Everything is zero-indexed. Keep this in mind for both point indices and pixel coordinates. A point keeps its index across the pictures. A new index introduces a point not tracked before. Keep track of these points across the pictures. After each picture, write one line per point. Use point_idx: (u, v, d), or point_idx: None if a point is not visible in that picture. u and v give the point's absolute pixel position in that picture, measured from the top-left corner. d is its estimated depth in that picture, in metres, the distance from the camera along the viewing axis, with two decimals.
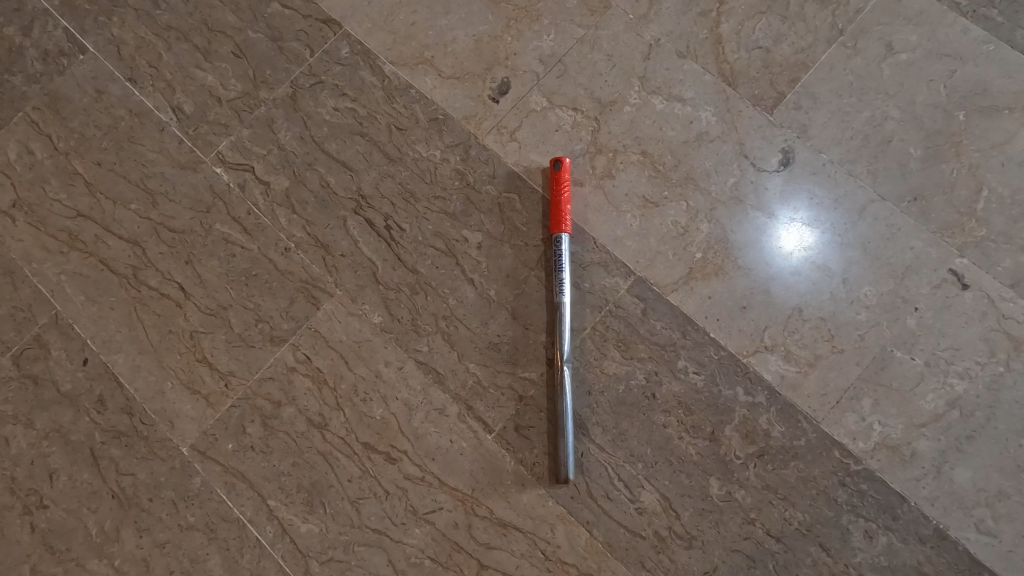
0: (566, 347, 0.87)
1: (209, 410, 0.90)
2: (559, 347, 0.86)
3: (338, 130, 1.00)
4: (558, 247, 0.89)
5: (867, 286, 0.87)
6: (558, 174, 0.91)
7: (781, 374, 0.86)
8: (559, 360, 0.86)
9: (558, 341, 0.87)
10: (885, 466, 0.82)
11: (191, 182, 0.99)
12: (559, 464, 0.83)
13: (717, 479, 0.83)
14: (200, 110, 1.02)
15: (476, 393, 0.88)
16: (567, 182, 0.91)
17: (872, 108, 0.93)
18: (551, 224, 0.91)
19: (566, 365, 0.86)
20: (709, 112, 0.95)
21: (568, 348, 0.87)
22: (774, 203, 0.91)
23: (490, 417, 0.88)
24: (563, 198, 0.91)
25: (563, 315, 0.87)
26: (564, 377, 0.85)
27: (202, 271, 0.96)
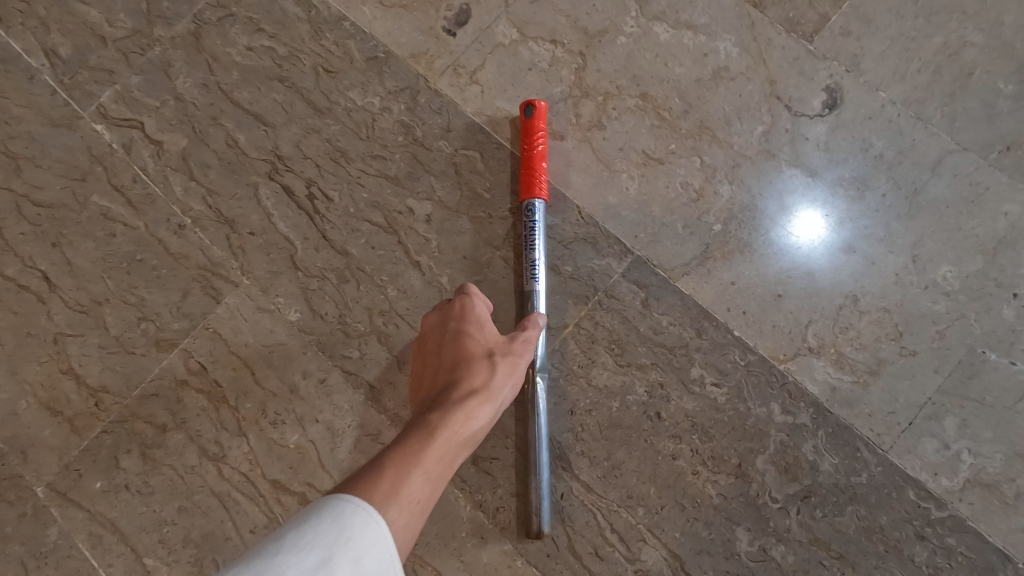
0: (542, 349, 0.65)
1: (73, 438, 0.69)
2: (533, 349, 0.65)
3: (251, 75, 0.78)
4: (530, 217, 0.67)
5: (945, 264, 0.65)
6: (530, 120, 0.69)
7: (831, 386, 0.63)
8: (532, 368, 0.64)
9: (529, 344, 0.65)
10: (980, 512, 0.60)
11: (64, 143, 0.77)
12: (532, 511, 0.62)
13: (747, 530, 0.61)
14: (79, 53, 0.80)
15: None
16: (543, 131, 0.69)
17: (945, 32, 0.70)
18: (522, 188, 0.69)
19: (540, 375, 0.64)
20: (729, 42, 0.72)
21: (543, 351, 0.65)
22: (817, 158, 0.69)
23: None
24: (538, 154, 0.69)
25: (537, 308, 0.66)
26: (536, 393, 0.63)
27: (74, 256, 0.74)
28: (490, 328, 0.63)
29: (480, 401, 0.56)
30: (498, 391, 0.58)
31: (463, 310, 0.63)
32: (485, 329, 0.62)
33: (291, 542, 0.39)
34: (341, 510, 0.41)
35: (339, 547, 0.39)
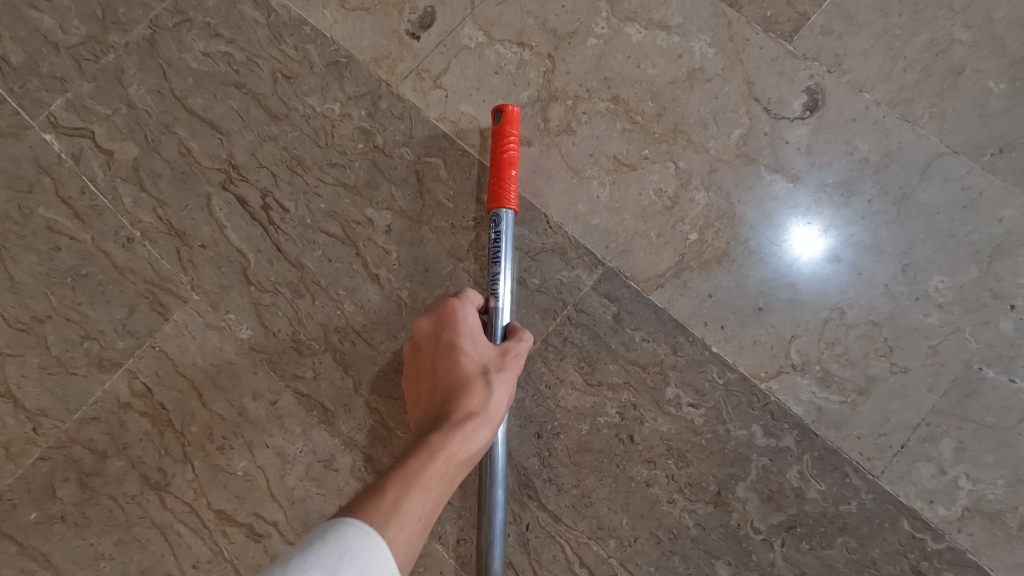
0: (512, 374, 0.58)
1: (7, 466, 0.64)
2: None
3: (206, 82, 0.74)
4: (495, 227, 0.63)
5: (937, 274, 0.61)
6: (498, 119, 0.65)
7: (816, 407, 0.59)
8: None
9: None
10: (981, 544, 0.55)
11: (10, 152, 0.74)
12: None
13: (727, 565, 0.57)
14: (30, 60, 0.77)
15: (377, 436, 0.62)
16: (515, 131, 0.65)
17: (933, 29, 0.66)
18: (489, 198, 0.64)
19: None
20: (705, 42, 0.69)
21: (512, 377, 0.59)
22: (799, 163, 0.65)
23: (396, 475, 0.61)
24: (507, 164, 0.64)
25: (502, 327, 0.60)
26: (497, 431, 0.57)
27: (15, 271, 0.70)
28: (485, 341, 0.57)
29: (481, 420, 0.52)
30: (497, 412, 0.52)
31: (457, 320, 0.57)
32: (480, 342, 0.56)
33: (295, 564, 0.33)
34: (347, 527, 0.36)
35: (343, 564, 0.34)
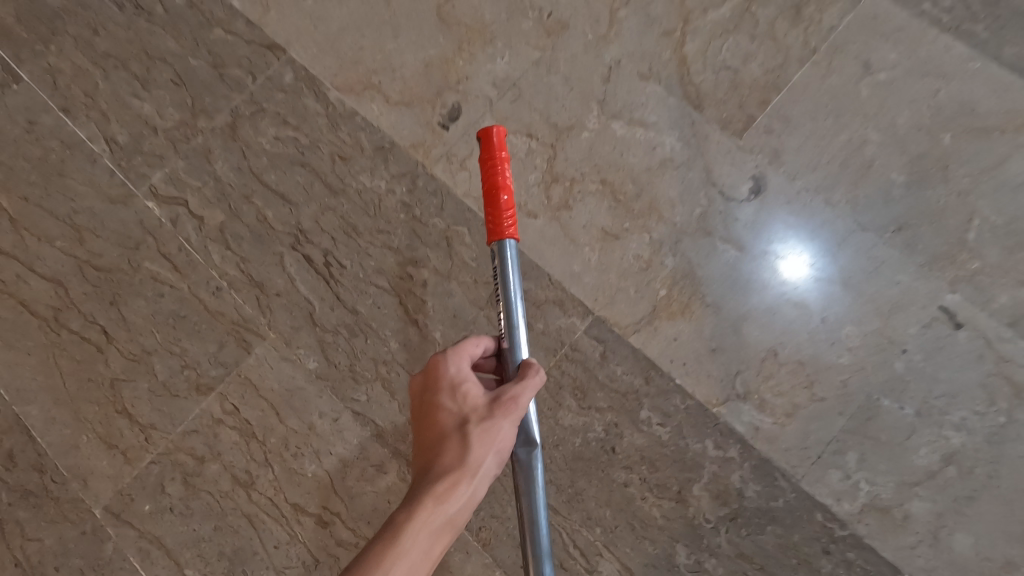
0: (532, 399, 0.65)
1: (126, 468, 0.82)
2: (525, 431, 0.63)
3: (277, 161, 0.93)
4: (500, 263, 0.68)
5: (848, 324, 0.79)
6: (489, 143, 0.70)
7: (754, 426, 0.77)
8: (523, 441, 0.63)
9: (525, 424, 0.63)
10: (875, 531, 0.72)
11: (120, 217, 0.93)
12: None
13: (685, 547, 0.75)
14: (134, 141, 0.96)
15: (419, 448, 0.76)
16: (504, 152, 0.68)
17: (849, 131, 0.86)
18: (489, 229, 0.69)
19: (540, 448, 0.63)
20: (673, 137, 0.88)
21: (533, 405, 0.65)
22: (745, 236, 0.83)
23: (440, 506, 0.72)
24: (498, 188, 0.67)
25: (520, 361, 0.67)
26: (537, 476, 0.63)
27: (127, 313, 0.89)
28: (468, 394, 0.62)
29: (454, 481, 0.58)
30: (474, 468, 0.58)
31: (438, 379, 0.63)
32: (463, 396, 0.62)
33: None
34: None
35: None
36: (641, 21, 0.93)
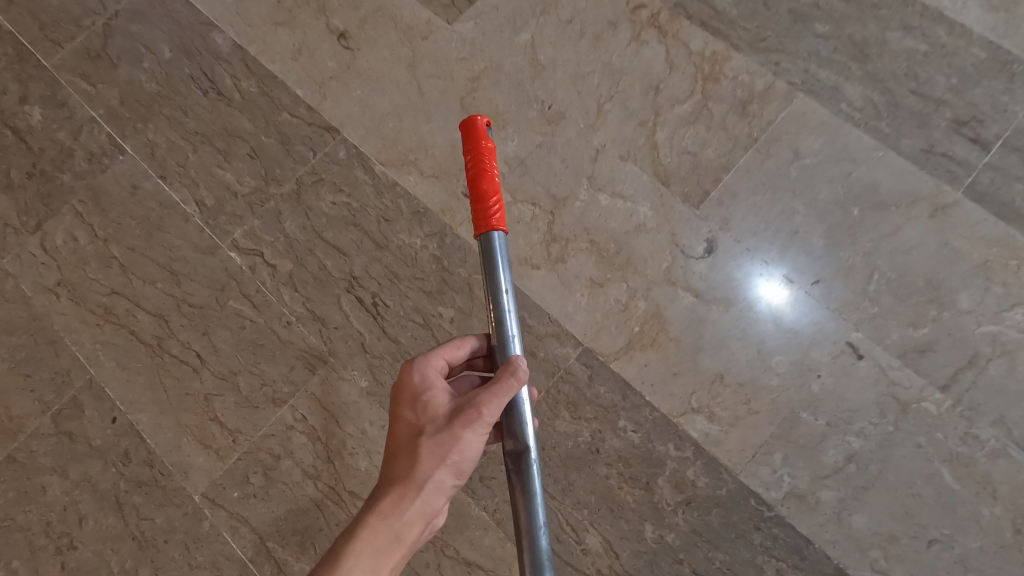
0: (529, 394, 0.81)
1: (218, 463, 1.06)
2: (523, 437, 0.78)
3: (334, 221, 1.18)
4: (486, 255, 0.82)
5: (777, 355, 1.03)
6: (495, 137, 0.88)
7: (705, 433, 1.00)
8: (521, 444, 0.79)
9: (523, 438, 0.78)
10: (794, 512, 0.96)
11: (209, 264, 1.17)
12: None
13: (652, 524, 0.98)
14: (219, 203, 1.21)
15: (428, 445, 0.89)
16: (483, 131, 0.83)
17: (782, 204, 1.11)
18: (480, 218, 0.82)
19: (531, 452, 0.79)
20: (647, 206, 1.13)
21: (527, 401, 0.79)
22: (701, 285, 1.08)
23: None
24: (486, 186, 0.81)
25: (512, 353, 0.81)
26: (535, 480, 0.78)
27: (217, 341, 1.13)
28: (427, 409, 0.74)
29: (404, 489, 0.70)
30: (421, 478, 0.70)
31: (407, 398, 0.76)
32: (422, 413, 0.74)
33: None
34: None
35: None
36: (622, 114, 1.19)
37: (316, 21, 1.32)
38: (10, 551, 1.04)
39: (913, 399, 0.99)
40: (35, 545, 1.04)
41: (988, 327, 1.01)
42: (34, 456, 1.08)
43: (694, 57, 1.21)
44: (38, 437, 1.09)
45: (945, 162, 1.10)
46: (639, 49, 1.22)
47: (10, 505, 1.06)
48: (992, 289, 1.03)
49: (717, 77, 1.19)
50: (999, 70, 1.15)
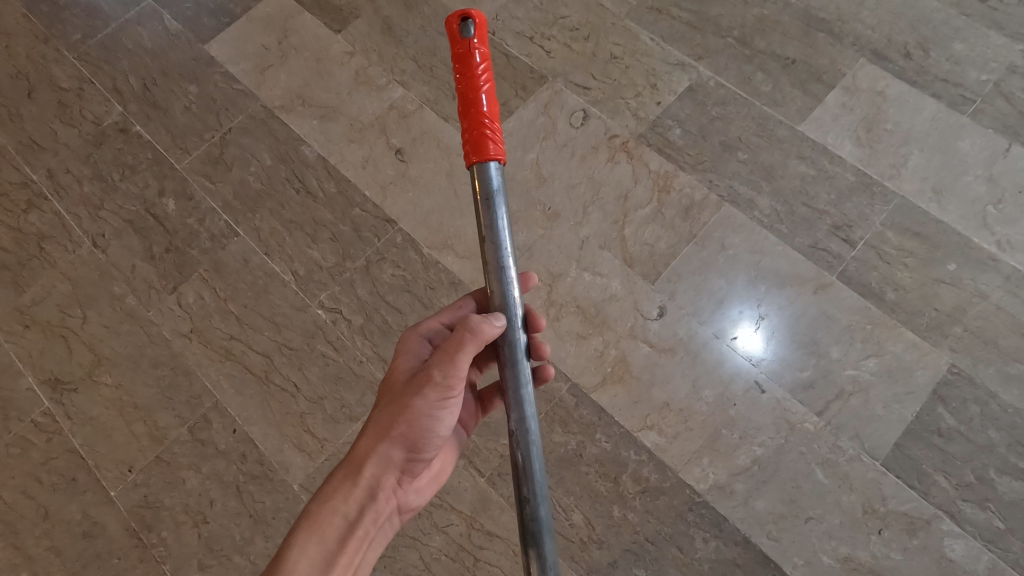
0: (525, 358, 1.13)
1: (311, 462, 1.48)
2: (524, 410, 1.12)
3: (393, 287, 1.63)
4: (492, 200, 1.09)
5: (706, 388, 1.48)
6: (480, 36, 1.10)
7: (656, 443, 1.44)
8: (522, 419, 1.12)
9: (522, 403, 1.11)
10: (715, 498, 1.39)
11: (302, 317, 1.62)
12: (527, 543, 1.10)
13: (618, 506, 1.40)
14: (309, 273, 1.67)
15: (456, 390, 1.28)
16: (457, 42, 1.09)
17: (711, 281, 1.58)
18: (474, 143, 1.09)
19: (529, 413, 1.12)
20: (617, 282, 1.59)
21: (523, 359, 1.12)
22: (654, 337, 1.53)
23: (421, 481, 1.17)
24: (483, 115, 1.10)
25: (514, 311, 1.11)
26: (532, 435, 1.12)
27: (308, 373, 1.56)
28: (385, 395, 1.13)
29: (355, 462, 1.06)
30: (366, 452, 1.07)
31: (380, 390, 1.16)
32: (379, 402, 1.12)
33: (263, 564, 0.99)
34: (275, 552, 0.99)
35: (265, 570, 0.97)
36: (600, 215, 1.66)
37: (379, 140, 1.81)
38: (160, 524, 1.45)
39: (798, 420, 1.43)
40: (178, 520, 1.45)
41: (850, 371, 1.46)
42: (176, 456, 1.50)
43: (652, 174, 1.70)
44: (178, 442, 1.51)
45: (825, 255, 1.58)
46: (613, 167, 1.71)
47: (159, 491, 1.47)
48: (854, 344, 1.49)
49: (668, 189, 1.68)
50: (864, 190, 1.64)
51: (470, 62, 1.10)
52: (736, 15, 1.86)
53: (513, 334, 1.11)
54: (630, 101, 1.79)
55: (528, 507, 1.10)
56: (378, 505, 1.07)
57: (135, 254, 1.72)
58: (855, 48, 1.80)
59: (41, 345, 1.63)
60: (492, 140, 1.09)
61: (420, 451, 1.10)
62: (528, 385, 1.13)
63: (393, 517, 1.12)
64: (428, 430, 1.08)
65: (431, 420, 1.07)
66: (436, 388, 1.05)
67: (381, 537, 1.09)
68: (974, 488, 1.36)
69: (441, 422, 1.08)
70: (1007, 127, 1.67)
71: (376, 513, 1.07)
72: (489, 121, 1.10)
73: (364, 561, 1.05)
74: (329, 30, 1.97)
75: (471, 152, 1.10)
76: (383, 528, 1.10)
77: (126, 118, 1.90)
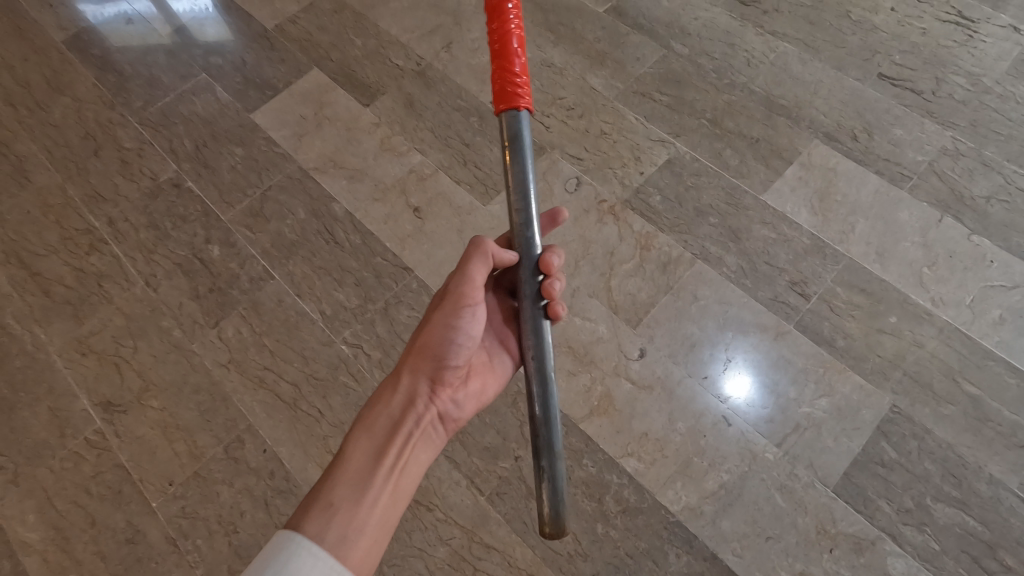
0: (540, 296, 1.35)
1: None
2: (540, 338, 1.36)
3: (409, 327, 1.87)
4: (517, 146, 1.30)
5: (680, 420, 1.69)
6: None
7: (635, 468, 1.64)
8: (538, 344, 1.36)
9: (540, 343, 1.36)
10: (687, 518, 1.58)
11: (328, 351, 1.85)
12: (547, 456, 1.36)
13: (602, 524, 1.59)
14: (335, 312, 1.91)
15: (496, 321, 1.45)
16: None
17: (685, 326, 1.82)
18: (509, 95, 1.29)
19: (546, 348, 1.36)
20: (604, 326, 1.83)
21: (532, 297, 1.34)
22: (636, 375, 1.76)
23: (462, 394, 1.35)
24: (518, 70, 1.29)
25: (532, 249, 1.34)
26: (549, 372, 1.36)
27: (332, 401, 1.78)
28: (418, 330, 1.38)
29: (394, 379, 1.31)
30: (402, 369, 1.31)
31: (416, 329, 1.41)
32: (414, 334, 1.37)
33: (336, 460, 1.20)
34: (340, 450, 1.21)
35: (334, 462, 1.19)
36: (590, 268, 1.92)
37: (400, 199, 2.09)
38: (195, 533, 1.63)
39: (760, 449, 1.64)
40: (211, 529, 1.63)
41: (805, 408, 1.68)
42: (212, 472, 1.70)
43: (635, 234, 1.96)
44: (214, 460, 1.71)
45: (783, 307, 1.82)
46: (602, 227, 1.98)
47: (196, 503, 1.66)
48: (809, 385, 1.71)
49: (649, 247, 1.94)
50: (818, 252, 1.90)
51: (508, 22, 1.29)
52: (709, 100, 2.18)
53: (528, 271, 1.34)
54: (617, 171, 2.08)
55: (545, 428, 1.36)
56: (417, 409, 1.28)
57: (183, 293, 1.96)
58: (810, 130, 2.10)
59: (96, 371, 1.85)
60: (524, 95, 1.29)
61: (447, 359, 1.30)
62: (545, 320, 1.36)
63: (438, 423, 1.31)
64: (448, 338, 1.28)
65: (452, 327, 1.28)
66: (450, 298, 1.27)
67: (428, 438, 1.28)
68: (912, 513, 1.56)
69: (463, 328, 1.28)
70: (939, 201, 1.95)
71: (418, 415, 1.27)
72: (520, 77, 1.29)
73: (414, 456, 1.24)
74: (360, 104, 2.28)
75: (500, 103, 1.30)
76: (429, 431, 1.28)
77: (180, 175, 2.19)
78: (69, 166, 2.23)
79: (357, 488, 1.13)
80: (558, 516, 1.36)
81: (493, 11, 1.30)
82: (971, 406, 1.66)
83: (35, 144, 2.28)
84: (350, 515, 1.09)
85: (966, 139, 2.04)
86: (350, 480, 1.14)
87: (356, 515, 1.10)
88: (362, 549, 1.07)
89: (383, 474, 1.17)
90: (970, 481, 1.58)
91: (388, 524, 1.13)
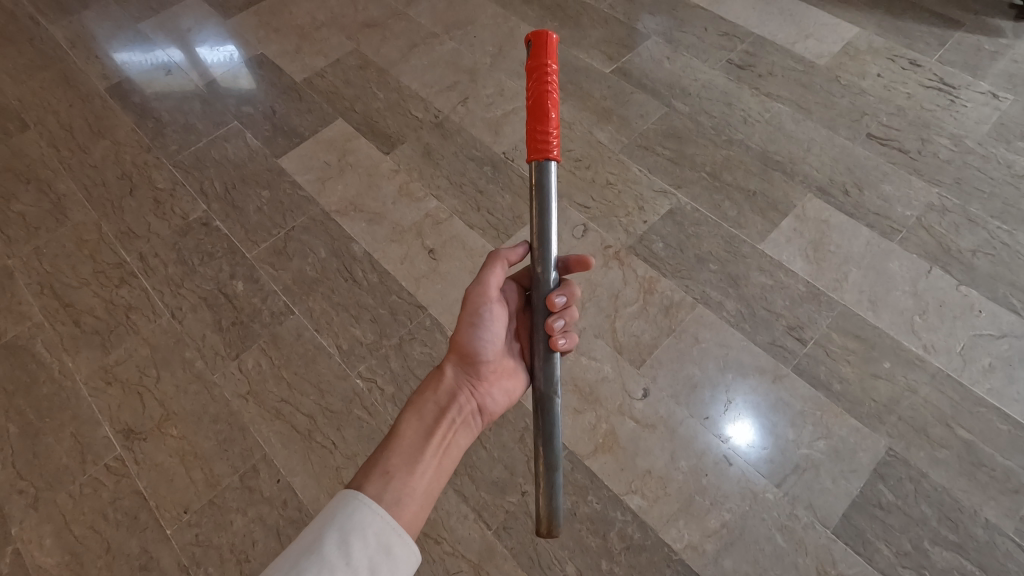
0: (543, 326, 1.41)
1: None
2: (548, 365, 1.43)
3: (421, 363, 1.95)
4: (540, 190, 1.36)
5: (682, 459, 1.74)
6: (555, 54, 1.35)
7: (639, 505, 1.69)
8: (546, 367, 1.43)
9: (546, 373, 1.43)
10: (689, 556, 1.62)
11: (343, 384, 1.92)
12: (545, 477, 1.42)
13: (606, 560, 1.62)
14: (351, 347, 1.99)
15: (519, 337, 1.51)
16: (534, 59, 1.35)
17: (687, 367, 1.89)
18: (541, 147, 1.33)
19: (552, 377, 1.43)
20: (609, 366, 1.91)
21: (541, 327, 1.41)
22: (639, 414, 1.82)
23: (498, 390, 1.44)
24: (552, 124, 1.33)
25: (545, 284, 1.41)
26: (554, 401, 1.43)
27: (345, 433, 1.84)
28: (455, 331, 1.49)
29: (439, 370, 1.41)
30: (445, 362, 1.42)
31: None
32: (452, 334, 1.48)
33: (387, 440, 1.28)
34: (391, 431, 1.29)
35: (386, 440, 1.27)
36: (596, 309, 2.01)
37: (416, 241, 2.20)
38: (207, 560, 1.67)
39: (761, 489, 1.69)
40: (224, 557, 1.67)
41: (804, 450, 1.74)
42: (227, 500, 1.75)
43: (639, 278, 2.07)
44: (230, 489, 1.76)
45: (781, 351, 1.90)
46: (607, 272, 2.09)
47: (210, 531, 1.70)
48: (807, 427, 1.77)
49: (652, 291, 2.04)
50: (813, 299, 1.99)
51: (545, 83, 1.34)
52: (708, 155, 2.32)
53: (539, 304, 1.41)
54: (621, 219, 2.20)
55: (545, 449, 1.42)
56: (459, 398, 1.37)
57: (207, 326, 2.06)
58: (804, 184, 2.24)
59: (120, 400, 1.92)
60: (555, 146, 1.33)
61: (485, 355, 1.40)
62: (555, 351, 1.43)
63: (477, 414, 1.39)
64: (484, 333, 1.39)
65: (486, 322, 1.38)
66: (484, 297, 1.38)
67: (468, 426, 1.36)
68: (911, 556, 1.59)
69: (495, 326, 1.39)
70: (928, 253, 2.05)
71: (459, 404, 1.37)
72: (554, 128, 1.33)
73: (456, 440, 1.32)
74: (380, 152, 2.44)
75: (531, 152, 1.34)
76: (469, 420, 1.37)
77: (209, 215, 2.32)
78: (105, 204, 2.36)
79: (409, 458, 1.21)
80: (552, 524, 1.42)
81: (534, 72, 1.37)
82: (964, 450, 1.72)
83: (74, 183, 2.42)
84: (404, 479, 1.16)
85: (951, 196, 2.17)
86: (402, 452, 1.22)
87: (409, 481, 1.16)
88: (413, 511, 1.13)
89: (431, 450, 1.25)
90: (966, 525, 1.62)
91: (435, 494, 1.19)
